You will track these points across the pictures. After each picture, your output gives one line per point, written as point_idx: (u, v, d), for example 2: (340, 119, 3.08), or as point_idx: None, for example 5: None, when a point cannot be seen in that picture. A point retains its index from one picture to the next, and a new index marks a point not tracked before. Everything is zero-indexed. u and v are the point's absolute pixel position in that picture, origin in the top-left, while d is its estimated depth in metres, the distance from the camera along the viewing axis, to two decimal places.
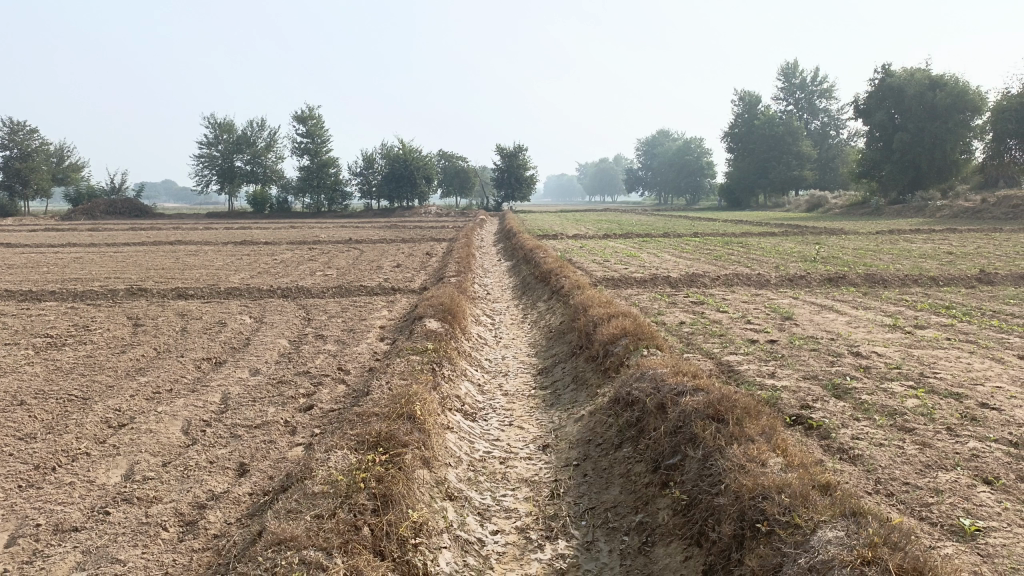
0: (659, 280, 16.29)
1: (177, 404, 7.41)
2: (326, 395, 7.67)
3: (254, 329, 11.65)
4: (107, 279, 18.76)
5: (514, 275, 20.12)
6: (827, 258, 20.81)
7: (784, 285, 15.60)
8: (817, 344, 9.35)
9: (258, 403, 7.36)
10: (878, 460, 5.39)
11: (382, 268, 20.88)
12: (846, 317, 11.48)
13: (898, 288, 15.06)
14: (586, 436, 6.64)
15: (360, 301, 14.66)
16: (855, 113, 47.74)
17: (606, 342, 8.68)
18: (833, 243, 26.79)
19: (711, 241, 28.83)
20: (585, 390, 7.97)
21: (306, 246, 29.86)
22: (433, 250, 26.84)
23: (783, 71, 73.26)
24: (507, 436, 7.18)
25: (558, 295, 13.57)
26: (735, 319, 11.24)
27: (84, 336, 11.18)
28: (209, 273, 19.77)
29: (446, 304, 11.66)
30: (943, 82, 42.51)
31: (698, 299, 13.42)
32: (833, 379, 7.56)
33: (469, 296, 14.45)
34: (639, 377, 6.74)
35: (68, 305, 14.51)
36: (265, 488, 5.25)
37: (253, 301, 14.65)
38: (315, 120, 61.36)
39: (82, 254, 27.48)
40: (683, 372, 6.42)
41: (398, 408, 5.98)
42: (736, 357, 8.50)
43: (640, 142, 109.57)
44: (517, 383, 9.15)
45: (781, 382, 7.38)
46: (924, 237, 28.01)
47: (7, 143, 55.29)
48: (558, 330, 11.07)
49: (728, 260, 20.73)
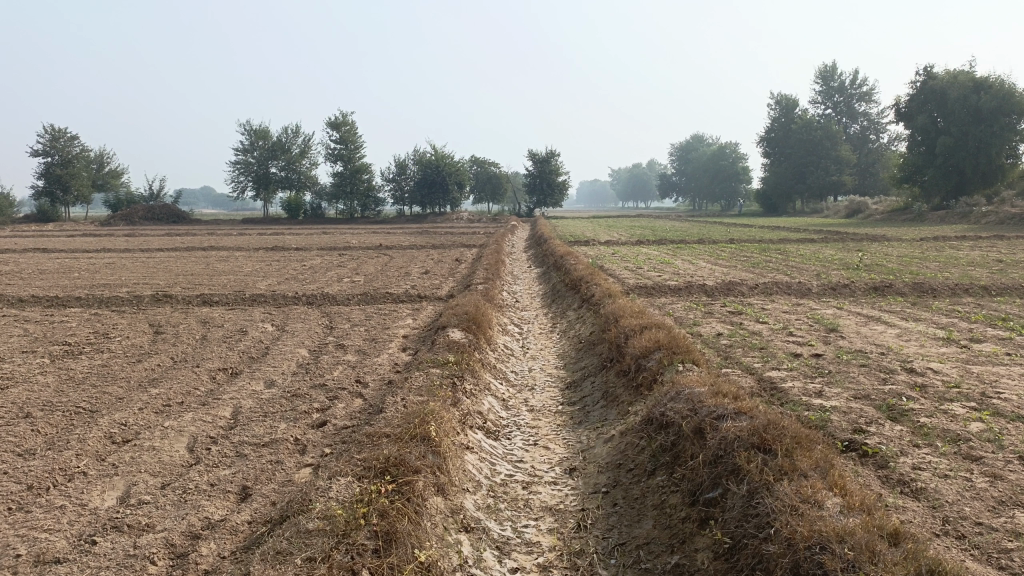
0: (694, 288, 15.70)
1: (185, 419, 7.05)
2: (341, 410, 7.26)
3: (275, 337, 11.32)
4: (135, 284, 18.68)
5: (544, 282, 19.68)
6: (871, 266, 20.04)
7: (827, 294, 14.94)
8: (867, 359, 8.74)
9: (269, 419, 6.97)
10: (944, 494, 4.81)
11: (410, 275, 20.54)
12: (895, 330, 10.82)
13: (949, 298, 14.31)
14: (617, 459, 6.13)
15: (385, 308, 14.31)
16: (896, 117, 46.45)
17: (639, 356, 8.15)
18: (875, 250, 25.91)
19: (747, 247, 28.14)
20: (615, 408, 7.46)
21: (335, 252, 29.70)
22: (462, 256, 26.47)
23: (821, 74, 71.99)
24: (532, 456, 6.71)
25: (588, 304, 13.09)
26: (776, 331, 10.65)
27: (102, 344, 10.94)
28: (236, 279, 19.62)
29: (472, 313, 11.23)
30: (988, 84, 41.11)
31: (736, 308, 12.84)
32: (888, 399, 6.96)
33: (496, 304, 14.03)
34: (675, 395, 6.21)
35: (92, 311, 14.36)
36: (266, 515, 4.85)
37: (277, 308, 14.37)
38: (349, 127, 61.62)
39: (114, 260, 27.60)
40: (724, 391, 5.89)
41: (412, 429, 5.52)
42: (780, 373, 7.94)
43: (675, 148, 108.65)
44: (544, 398, 8.68)
45: (831, 402, 6.81)
46: (971, 243, 26.98)
47: (49, 150, 56.30)
48: (588, 341, 10.57)
49: (766, 268, 20.06)
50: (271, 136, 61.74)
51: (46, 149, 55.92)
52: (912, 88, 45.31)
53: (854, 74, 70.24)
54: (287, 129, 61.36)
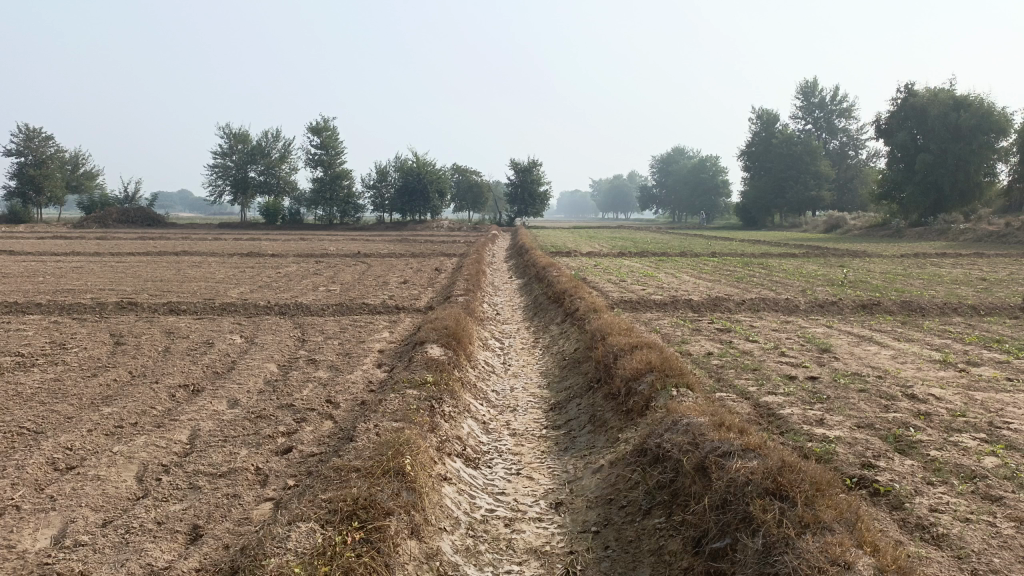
0: (680, 303, 15.30)
1: (137, 443, 6.47)
2: (309, 434, 6.71)
3: (243, 351, 10.74)
4: (101, 291, 17.97)
5: (526, 294, 19.23)
6: (856, 282, 19.79)
7: (814, 311, 14.60)
8: (866, 383, 8.32)
9: (229, 444, 6.41)
10: (970, 543, 4.35)
11: (388, 285, 20.00)
12: (890, 351, 10.44)
13: (938, 318, 14.00)
14: (608, 494, 5.64)
15: (361, 320, 13.76)
16: (877, 133, 46.53)
17: (629, 379, 7.67)
18: (858, 265, 25.70)
19: (731, 261, 27.88)
20: (604, 434, 6.99)
21: (313, 259, 29.06)
22: (441, 266, 25.94)
23: (801, 90, 72.43)
24: (515, 487, 6.21)
25: (572, 318, 12.63)
26: (768, 350, 10.24)
27: (58, 355, 10.30)
28: (207, 287, 18.96)
29: (451, 327, 10.70)
30: (967, 102, 41.41)
31: (724, 325, 12.40)
32: (893, 429, 6.55)
33: (477, 317, 13.51)
34: (672, 425, 5.74)
35: (52, 319, 13.69)
36: (217, 562, 4.32)
37: (247, 319, 13.75)
38: (329, 132, 61.01)
39: (83, 263, 26.76)
40: (727, 423, 5.42)
41: (385, 462, 5.00)
42: (777, 398, 7.49)
43: (655, 160, 108.95)
44: (527, 421, 8.17)
45: (834, 432, 6.38)
46: (952, 261, 26.88)
47: (21, 150, 55.05)
48: (573, 359, 10.09)
49: (751, 283, 19.74)
50: (250, 140, 60.87)
51: (19, 149, 54.71)
52: (892, 105, 45.45)
53: (834, 90, 70.71)
54: (267, 133, 60.52)
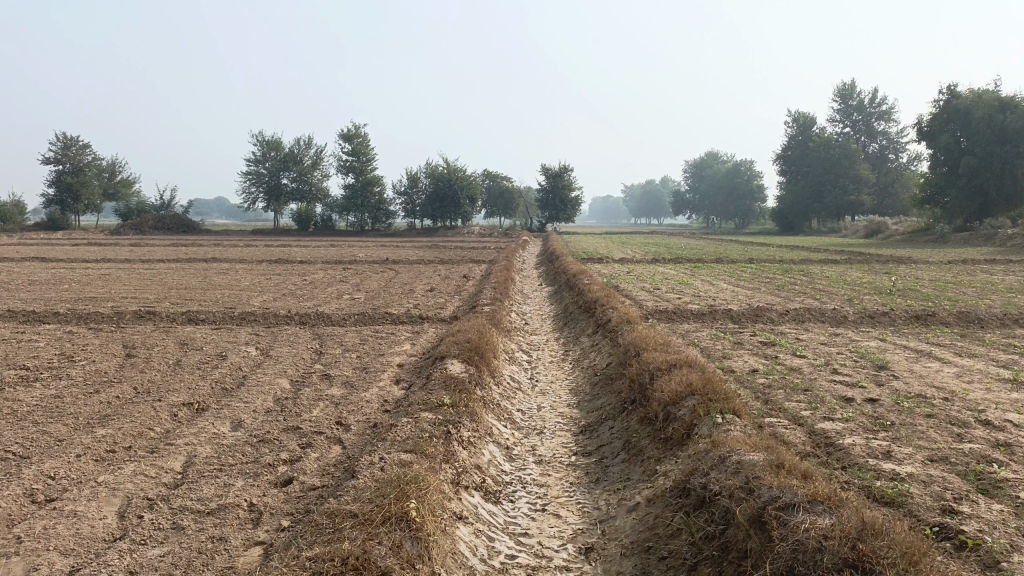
0: (718, 313, 14.47)
1: (124, 472, 5.89)
2: (312, 463, 6.08)
3: (255, 364, 10.17)
4: (123, 299, 17.58)
5: (556, 302, 18.56)
6: (905, 291, 18.75)
7: (864, 323, 13.68)
8: (932, 407, 7.48)
9: (223, 474, 5.80)
10: None
11: (414, 292, 19.45)
12: (953, 368, 9.55)
13: (999, 330, 12.97)
14: (645, 540, 4.92)
15: (382, 331, 13.20)
16: (918, 136, 44.81)
17: (668, 403, 6.91)
18: (903, 273, 24.60)
19: (769, 268, 26.91)
20: (641, 465, 6.26)
21: (340, 266, 28.67)
22: (469, 273, 25.32)
23: (840, 92, 70.72)
24: (540, 527, 5.49)
25: (604, 330, 11.91)
26: (819, 367, 9.41)
27: (64, 369, 9.83)
28: (230, 295, 18.51)
29: (474, 340, 10.03)
30: (1014, 104, 39.78)
31: (768, 338, 11.60)
32: (973, 464, 5.72)
33: (504, 328, 12.86)
34: (719, 461, 5.00)
35: (68, 329, 13.31)
36: None
37: (265, 329, 13.23)
38: (361, 138, 60.95)
39: (111, 270, 26.64)
40: (786, 462, 4.66)
41: (387, 505, 4.34)
42: (834, 425, 6.70)
43: (688, 165, 107.78)
44: (554, 446, 7.46)
45: (905, 469, 5.57)
46: (1002, 268, 25.61)
47: (59, 158, 55.60)
48: (605, 376, 9.36)
49: (792, 291, 18.81)
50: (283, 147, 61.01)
51: (58, 157, 55.27)
52: (935, 107, 43.78)
53: (874, 92, 68.86)
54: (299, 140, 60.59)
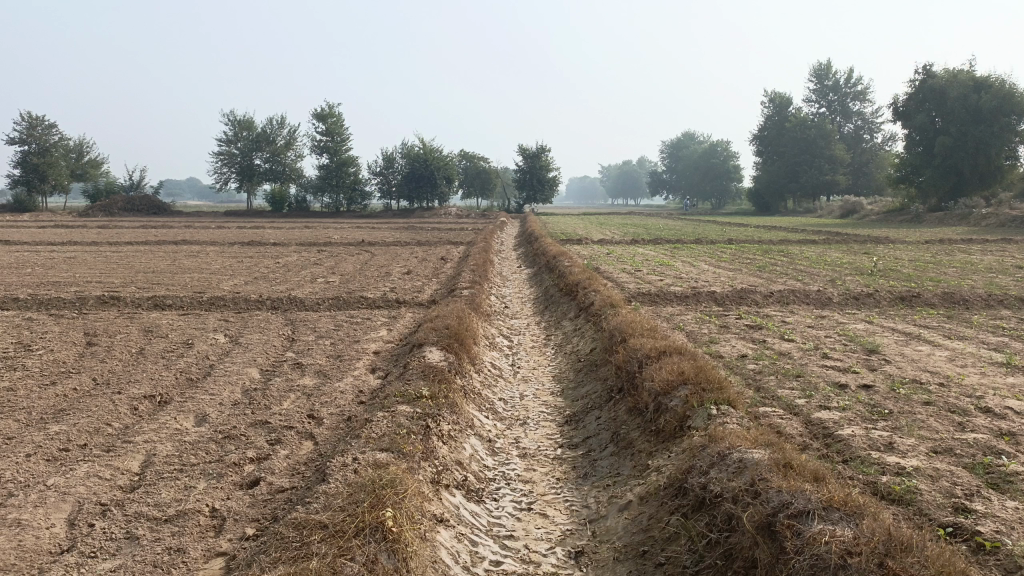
0: (702, 295, 14.19)
1: (76, 474, 5.44)
2: (281, 462, 5.67)
3: (223, 352, 9.70)
4: (87, 284, 16.90)
5: (535, 284, 18.25)
6: (886, 271, 18.61)
7: (849, 304, 13.47)
8: (929, 394, 7.20)
9: (184, 476, 5.38)
10: None
11: (391, 275, 18.99)
12: (944, 352, 9.32)
13: (985, 311, 12.82)
14: (639, 543, 4.57)
15: (357, 316, 12.77)
16: (894, 116, 44.75)
17: (659, 393, 6.57)
18: (882, 252, 24.52)
19: (748, 248, 26.75)
20: (631, 459, 5.94)
21: (315, 249, 28.03)
22: (447, 254, 24.88)
23: (815, 72, 70.61)
24: (526, 528, 5.14)
25: (586, 314, 11.59)
26: (809, 352, 9.13)
27: (21, 358, 9.31)
28: (199, 279, 17.89)
29: (453, 326, 9.63)
30: (988, 84, 39.81)
31: (754, 321, 11.34)
32: (979, 456, 5.45)
33: (483, 312, 12.49)
34: (719, 459, 4.67)
35: (27, 316, 12.69)
36: None
37: (235, 315, 12.73)
38: (335, 118, 59.79)
39: (77, 254, 25.80)
40: (792, 461, 4.36)
41: (360, 515, 3.96)
42: (831, 415, 6.40)
43: (666, 146, 107.77)
44: (538, 437, 7.10)
45: (910, 462, 5.28)
46: (980, 247, 25.63)
47: (25, 137, 53.88)
48: (589, 363, 9.02)
49: (774, 273, 18.58)
50: (255, 127, 59.76)
51: (23, 137, 53.61)
52: (911, 86, 43.73)
53: (849, 73, 68.91)
54: (272, 119, 59.33)
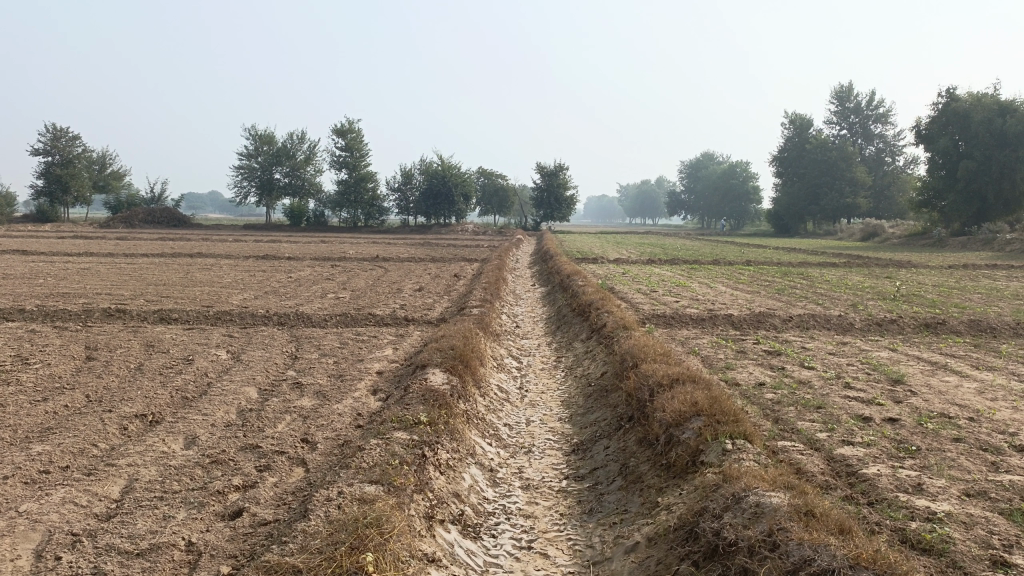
0: (719, 318, 13.78)
1: (51, 500, 5.15)
2: (267, 490, 5.36)
3: (223, 370, 9.43)
4: (97, 296, 16.79)
5: (548, 304, 17.96)
6: (909, 296, 18.13)
7: (872, 331, 13.00)
8: (959, 429, 6.77)
9: (164, 504, 5.08)
10: None
11: (402, 292, 18.74)
12: (973, 383, 8.87)
13: (1014, 340, 12.34)
14: None
15: (363, 334, 12.48)
16: (917, 139, 44.12)
17: (670, 424, 6.20)
18: (904, 277, 24.01)
19: (767, 270, 26.32)
20: (640, 495, 5.57)
21: (329, 263, 27.90)
22: (461, 272, 24.65)
23: (837, 94, 69.94)
24: (524, 569, 4.78)
25: (597, 335, 11.24)
26: (830, 380, 8.71)
27: (17, 372, 9.10)
28: (209, 293, 17.74)
29: (459, 347, 9.31)
30: (1014, 108, 39.11)
31: (773, 347, 10.92)
32: (1016, 500, 5.02)
33: (493, 332, 12.18)
34: (733, 502, 4.31)
35: (31, 327, 12.53)
36: None
37: (240, 330, 12.49)
38: (354, 134, 60.09)
39: (92, 265, 25.81)
40: (815, 508, 4.00)
41: (339, 559, 3.66)
42: (854, 451, 6.00)
43: (684, 165, 107.33)
44: (543, 467, 6.75)
45: (940, 506, 4.88)
46: (1004, 273, 25.10)
47: (49, 149, 54.47)
48: (599, 389, 8.64)
49: (792, 296, 18.15)
50: (276, 141, 60.12)
51: (47, 148, 54.18)
52: (933, 109, 43.16)
53: (871, 95, 68.16)
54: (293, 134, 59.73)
